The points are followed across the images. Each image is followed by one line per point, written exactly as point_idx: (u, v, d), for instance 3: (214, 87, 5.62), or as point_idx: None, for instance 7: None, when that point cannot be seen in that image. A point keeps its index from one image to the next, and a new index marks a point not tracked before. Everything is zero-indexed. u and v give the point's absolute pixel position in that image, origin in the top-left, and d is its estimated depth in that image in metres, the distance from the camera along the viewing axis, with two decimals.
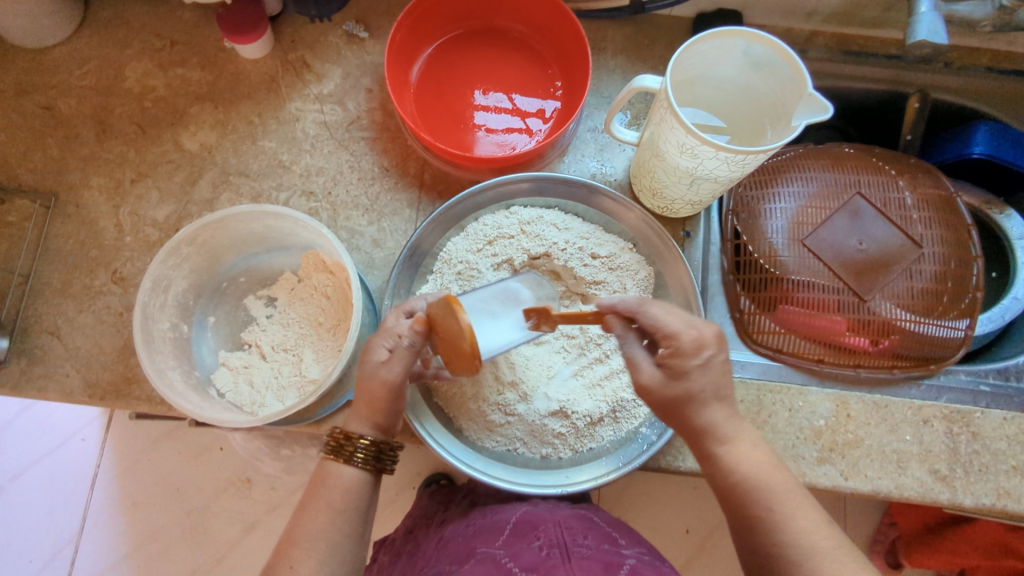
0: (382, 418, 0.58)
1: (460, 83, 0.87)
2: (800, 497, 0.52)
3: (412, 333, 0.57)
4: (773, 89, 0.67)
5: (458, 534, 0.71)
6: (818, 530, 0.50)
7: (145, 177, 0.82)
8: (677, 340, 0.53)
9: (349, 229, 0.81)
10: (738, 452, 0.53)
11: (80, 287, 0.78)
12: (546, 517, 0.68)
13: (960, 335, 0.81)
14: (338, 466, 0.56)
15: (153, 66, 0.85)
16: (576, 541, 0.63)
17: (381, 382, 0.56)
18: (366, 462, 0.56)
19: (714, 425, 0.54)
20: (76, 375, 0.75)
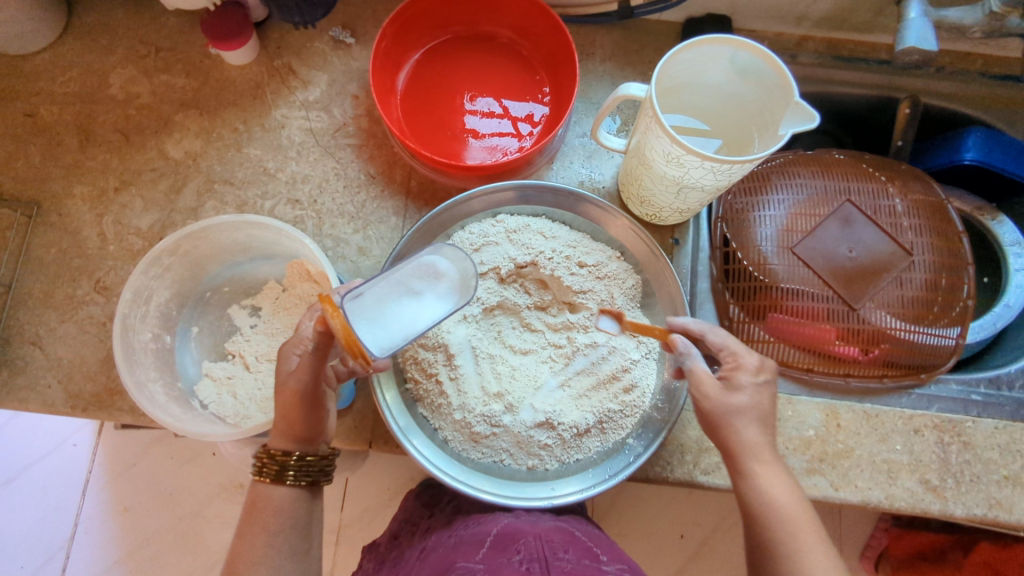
0: (303, 428, 0.58)
1: (447, 89, 0.86)
2: (816, 536, 0.50)
3: (315, 338, 0.56)
4: (760, 97, 0.66)
5: (440, 545, 0.70)
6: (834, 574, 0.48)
7: (129, 186, 0.81)
8: (739, 358, 0.58)
9: (335, 237, 0.80)
10: (767, 479, 0.53)
11: (63, 297, 0.77)
12: (526, 530, 0.67)
13: (951, 343, 0.80)
14: (267, 487, 0.57)
15: (137, 73, 0.84)
16: (557, 556, 0.62)
17: (289, 393, 0.57)
18: (295, 477, 0.57)
19: (752, 446, 0.54)
20: (58, 386, 0.74)
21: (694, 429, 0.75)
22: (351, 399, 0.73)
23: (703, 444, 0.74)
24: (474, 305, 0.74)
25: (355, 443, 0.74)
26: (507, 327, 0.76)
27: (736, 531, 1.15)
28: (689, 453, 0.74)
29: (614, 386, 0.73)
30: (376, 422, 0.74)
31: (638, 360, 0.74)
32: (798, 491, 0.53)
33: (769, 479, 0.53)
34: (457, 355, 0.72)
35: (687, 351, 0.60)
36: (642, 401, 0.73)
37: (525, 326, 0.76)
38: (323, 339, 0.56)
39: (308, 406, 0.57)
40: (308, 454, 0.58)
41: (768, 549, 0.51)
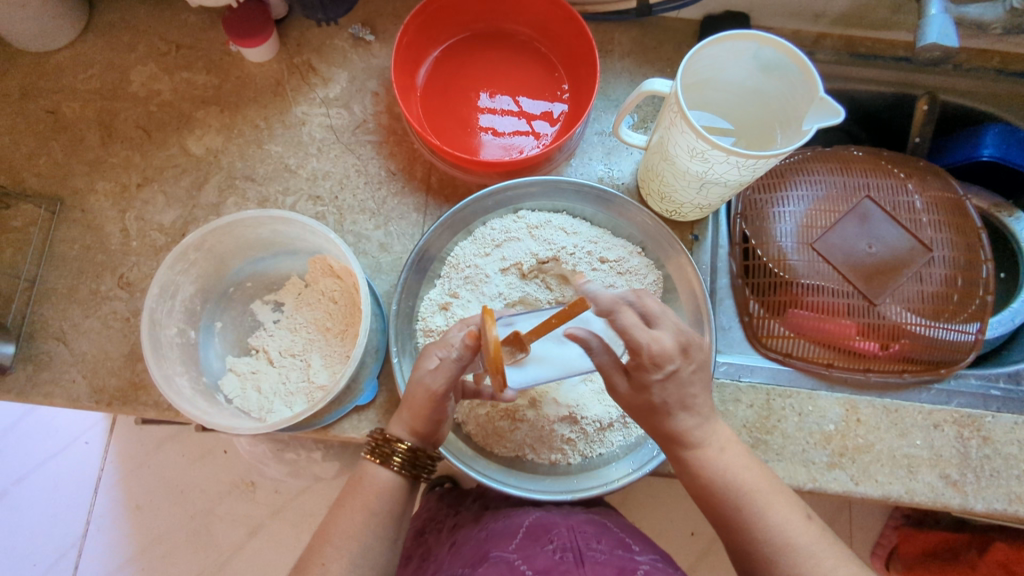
0: (423, 425, 0.59)
1: (466, 86, 0.86)
2: (773, 493, 0.56)
3: (461, 349, 0.56)
4: (783, 93, 0.67)
5: (471, 538, 0.71)
6: (795, 524, 0.54)
7: (151, 182, 0.81)
8: (639, 356, 0.54)
9: (356, 233, 0.81)
10: (707, 458, 0.57)
11: (86, 293, 0.78)
12: (558, 522, 0.68)
13: (970, 339, 0.81)
14: (375, 468, 0.58)
15: (159, 70, 0.85)
16: (590, 546, 0.63)
17: (423, 388, 0.57)
18: (403, 465, 0.58)
19: (679, 436, 0.57)
20: (83, 381, 0.75)
21: None
22: (374, 393, 0.74)
23: None
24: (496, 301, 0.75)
25: None
26: None
27: None
28: None
29: None
30: None
31: None
32: (745, 457, 0.58)
33: (711, 455, 0.57)
34: None
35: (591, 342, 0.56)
36: None
37: None
38: (469, 353, 0.56)
39: (436, 406, 0.58)
40: (421, 448, 0.59)
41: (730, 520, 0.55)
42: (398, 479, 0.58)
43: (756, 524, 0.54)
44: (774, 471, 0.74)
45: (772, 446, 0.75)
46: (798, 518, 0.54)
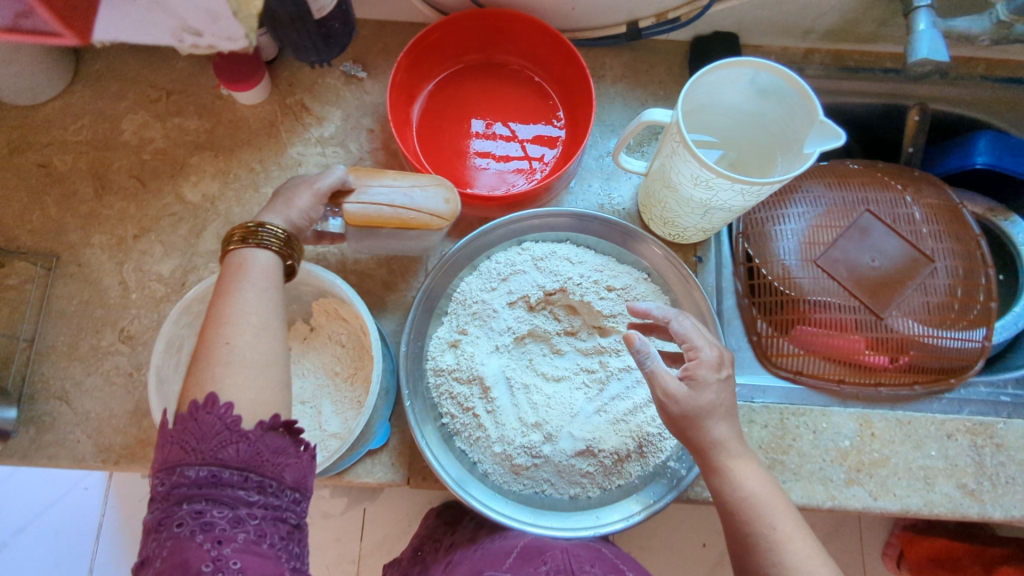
0: (298, 221, 0.61)
1: (462, 118, 0.86)
2: (786, 513, 0.55)
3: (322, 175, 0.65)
4: (781, 116, 0.67)
5: (467, 557, 0.72)
6: (814, 553, 0.53)
7: (148, 233, 0.80)
8: (700, 354, 0.58)
9: (359, 273, 0.79)
10: (739, 473, 0.56)
11: (87, 349, 0.76)
12: (554, 544, 0.68)
13: (977, 346, 0.81)
14: (249, 251, 0.56)
15: (150, 117, 0.84)
16: (582, 569, 0.64)
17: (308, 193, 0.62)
18: (282, 248, 0.58)
19: (724, 444, 0.56)
20: (88, 441, 0.73)
21: None
22: (386, 436, 0.73)
23: None
24: (504, 335, 0.74)
25: (393, 481, 0.73)
26: (538, 354, 0.75)
27: None
28: None
29: (652, 409, 0.72)
30: (413, 458, 0.73)
31: None
32: (763, 475, 0.57)
33: (744, 471, 0.56)
34: (492, 388, 0.72)
35: (647, 350, 0.57)
36: None
37: (556, 351, 0.75)
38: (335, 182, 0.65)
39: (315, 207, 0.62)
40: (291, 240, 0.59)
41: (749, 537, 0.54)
42: (277, 262, 0.57)
43: (780, 546, 0.53)
44: (792, 490, 0.74)
45: (789, 465, 0.75)
46: (812, 544, 0.53)
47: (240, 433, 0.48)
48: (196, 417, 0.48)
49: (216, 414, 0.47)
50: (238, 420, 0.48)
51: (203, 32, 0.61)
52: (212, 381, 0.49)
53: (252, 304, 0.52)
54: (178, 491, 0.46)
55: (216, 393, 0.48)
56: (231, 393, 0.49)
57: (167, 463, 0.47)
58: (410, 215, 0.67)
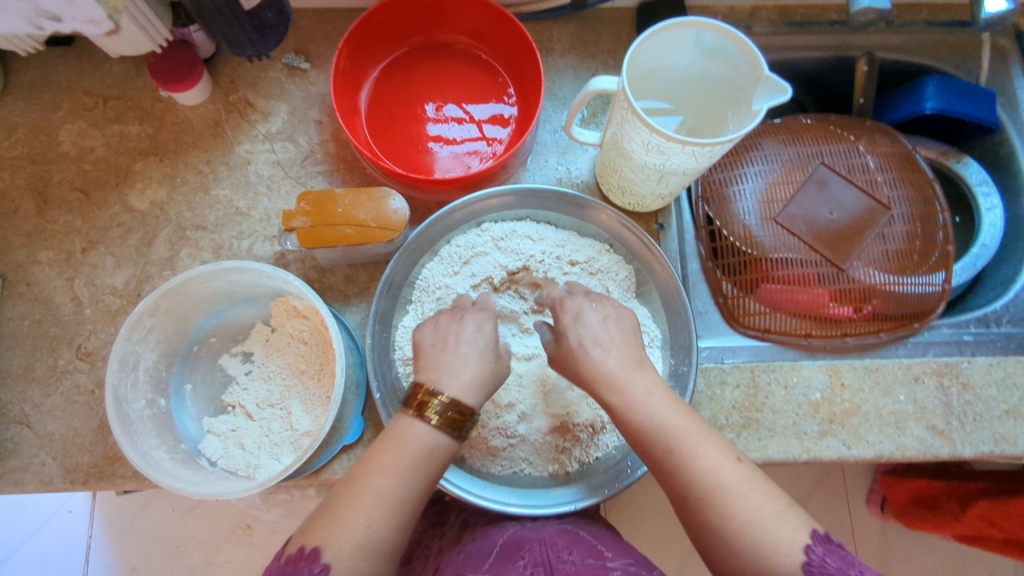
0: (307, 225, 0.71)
1: (411, 103, 0.84)
2: (702, 434, 0.53)
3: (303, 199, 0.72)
4: (729, 76, 0.66)
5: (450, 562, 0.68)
6: (726, 466, 0.51)
7: (97, 245, 0.78)
8: (562, 303, 0.61)
9: (319, 268, 0.78)
10: (629, 398, 0.54)
11: (44, 370, 0.74)
12: (533, 537, 0.66)
13: (937, 290, 0.82)
14: (411, 424, 0.54)
15: (88, 126, 0.81)
16: (561, 558, 0.61)
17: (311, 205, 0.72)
18: (446, 427, 0.54)
19: (603, 376, 0.55)
20: (54, 463, 0.71)
21: (704, 409, 0.76)
22: (360, 431, 0.72)
23: (716, 423, 0.75)
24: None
25: None
26: (507, 335, 0.75)
27: None
28: None
29: None
30: None
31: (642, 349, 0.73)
32: (673, 400, 0.55)
33: (642, 394, 0.54)
34: None
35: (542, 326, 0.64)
36: None
37: (524, 330, 0.75)
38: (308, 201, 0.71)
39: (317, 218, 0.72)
40: (457, 407, 0.54)
41: (663, 461, 0.53)
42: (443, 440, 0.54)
43: (685, 464, 0.52)
44: (769, 447, 0.75)
45: (763, 422, 0.75)
46: (729, 460, 0.52)
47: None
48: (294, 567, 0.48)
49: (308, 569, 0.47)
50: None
51: (60, 17, 0.65)
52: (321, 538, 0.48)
53: (391, 488, 0.51)
54: None
55: None
56: (334, 554, 0.47)
57: None
58: (359, 231, 0.70)
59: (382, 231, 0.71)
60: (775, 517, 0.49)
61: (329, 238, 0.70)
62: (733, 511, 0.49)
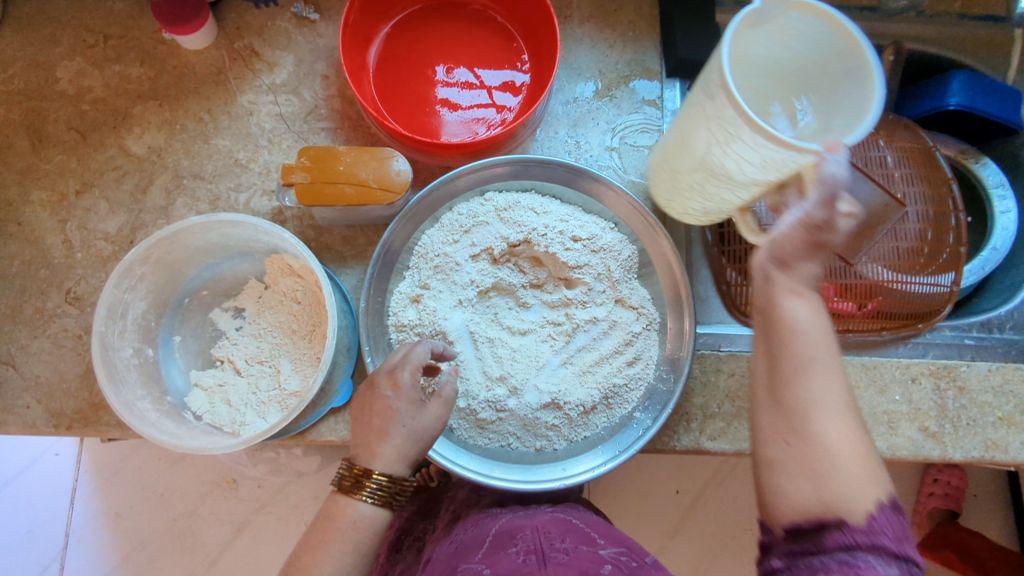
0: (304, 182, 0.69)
1: (422, 63, 0.82)
2: (850, 418, 0.45)
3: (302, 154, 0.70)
4: (837, 80, 0.56)
5: (439, 552, 0.68)
6: (855, 457, 0.44)
7: (91, 188, 0.76)
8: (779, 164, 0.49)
9: (317, 228, 0.76)
10: (795, 301, 0.46)
11: (32, 312, 0.73)
12: (524, 525, 0.67)
13: (944, 291, 0.80)
14: (348, 501, 0.55)
15: (86, 64, 0.78)
16: (554, 546, 0.62)
17: (308, 163, 0.69)
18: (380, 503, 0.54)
19: (788, 264, 0.47)
20: (38, 406, 0.71)
21: (697, 396, 0.75)
22: (350, 393, 0.72)
23: (708, 411, 0.75)
24: (465, 286, 0.72)
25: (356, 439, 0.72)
26: (504, 308, 0.74)
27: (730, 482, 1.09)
28: (695, 421, 0.75)
29: (618, 360, 0.71)
30: None
31: (639, 332, 0.72)
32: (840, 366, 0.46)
33: (803, 304, 0.47)
34: (456, 342, 0.70)
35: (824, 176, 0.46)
36: (646, 372, 0.72)
37: (521, 305, 0.74)
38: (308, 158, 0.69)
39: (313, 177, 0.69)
40: (394, 482, 0.55)
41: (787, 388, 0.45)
42: (381, 509, 0.55)
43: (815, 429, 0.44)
44: None
45: None
46: (863, 454, 0.44)
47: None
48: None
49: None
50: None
51: None
52: None
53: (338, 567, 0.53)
54: None
55: None
56: None
57: None
58: (359, 192, 0.69)
59: (381, 194, 0.69)
60: (868, 485, 0.44)
61: (327, 196, 0.68)
62: (829, 445, 0.44)
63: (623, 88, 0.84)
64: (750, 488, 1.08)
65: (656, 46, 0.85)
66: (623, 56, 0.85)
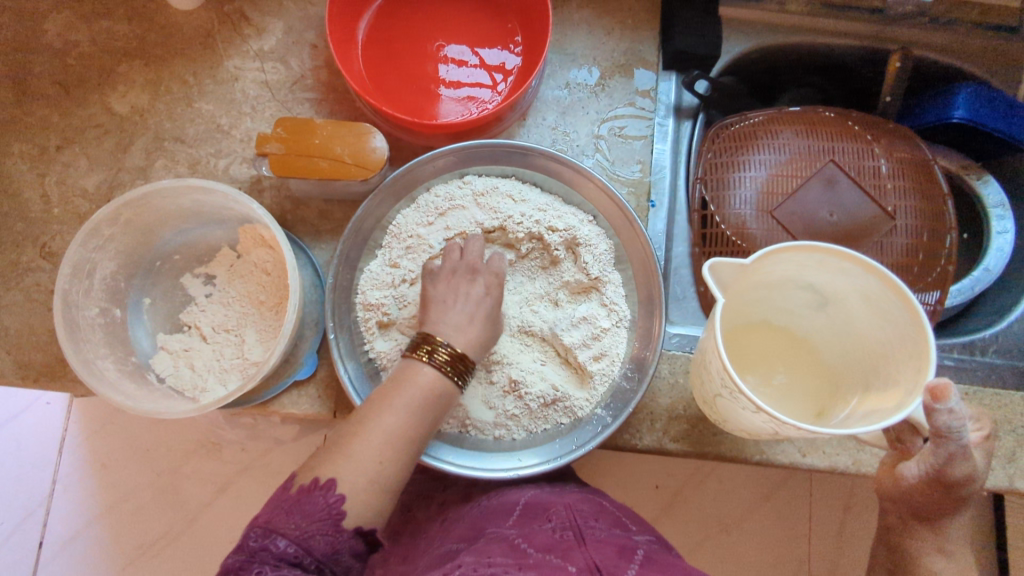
0: (279, 152, 0.68)
1: (413, 39, 0.80)
2: None
3: (278, 124, 0.69)
4: (886, 339, 0.58)
5: (465, 515, 0.70)
6: None
7: (72, 144, 0.76)
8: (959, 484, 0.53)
9: (295, 199, 0.76)
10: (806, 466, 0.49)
11: (7, 264, 0.73)
12: (555, 501, 0.67)
13: (929, 308, 0.78)
14: (416, 366, 0.58)
15: (74, 19, 0.78)
16: (588, 523, 0.62)
17: (284, 133, 0.68)
18: (451, 371, 0.58)
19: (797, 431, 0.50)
20: (7, 357, 0.71)
21: (664, 397, 0.75)
22: (314, 367, 0.72)
23: (673, 412, 0.74)
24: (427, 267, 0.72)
25: (319, 414, 0.72)
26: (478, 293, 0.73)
27: (708, 483, 1.07)
28: (660, 421, 0.74)
29: (584, 354, 0.70)
30: (341, 392, 0.72)
31: (608, 328, 0.71)
32: None
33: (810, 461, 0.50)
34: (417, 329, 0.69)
35: (957, 412, 0.48)
36: (612, 369, 0.71)
37: None
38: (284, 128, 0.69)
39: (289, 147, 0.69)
40: (459, 355, 0.59)
41: None
42: (441, 379, 0.57)
43: None
44: (724, 443, 0.74)
45: None
46: None
47: (339, 528, 0.51)
48: (307, 496, 0.51)
49: (321, 495, 0.51)
50: (342, 515, 0.51)
51: None
52: (337, 470, 0.52)
53: (393, 426, 0.54)
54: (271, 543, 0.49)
55: (334, 479, 0.52)
56: (350, 485, 0.52)
57: (265, 523, 0.50)
58: (333, 167, 0.68)
59: (356, 170, 0.68)
60: None
61: (300, 168, 0.68)
62: None
63: (617, 78, 0.82)
64: (727, 492, 1.07)
65: (655, 36, 0.83)
66: (620, 44, 0.82)
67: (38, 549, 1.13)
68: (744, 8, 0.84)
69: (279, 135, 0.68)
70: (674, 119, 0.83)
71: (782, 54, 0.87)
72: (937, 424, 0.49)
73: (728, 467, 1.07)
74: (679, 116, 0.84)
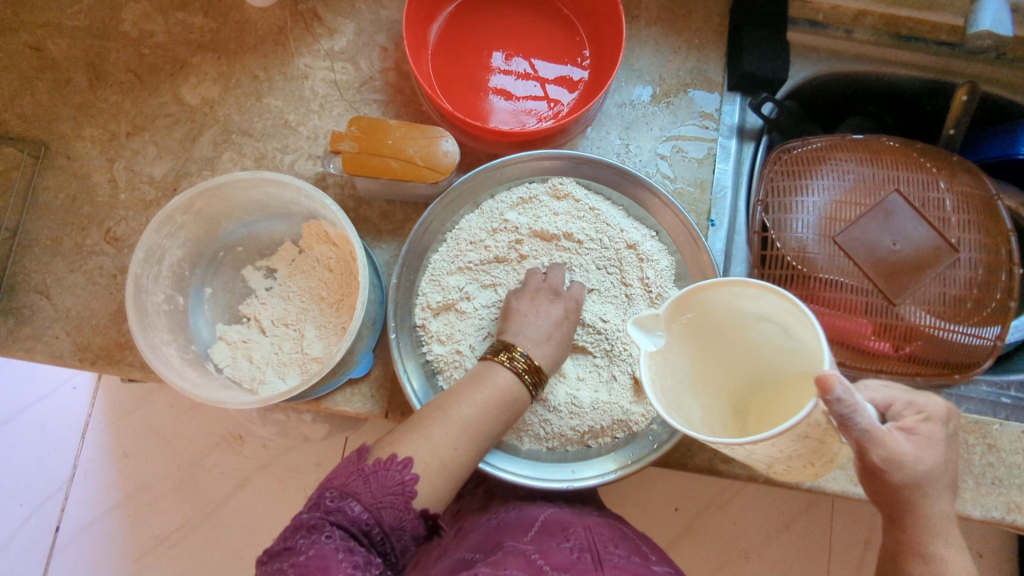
0: (351, 150, 0.68)
1: (482, 47, 0.81)
2: None
3: (352, 121, 0.70)
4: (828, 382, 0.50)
5: (480, 526, 0.69)
6: None
7: (141, 131, 0.77)
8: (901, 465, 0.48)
9: (357, 198, 0.76)
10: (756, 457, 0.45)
11: (71, 246, 0.74)
12: (574, 521, 0.66)
13: (987, 344, 0.77)
14: (497, 369, 0.60)
15: (152, 9, 0.79)
16: (608, 549, 0.61)
17: (357, 132, 0.69)
18: (529, 381, 0.60)
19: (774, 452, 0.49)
20: (66, 338, 0.72)
21: None
22: (368, 367, 0.72)
23: None
24: (492, 262, 0.72)
25: (370, 414, 0.72)
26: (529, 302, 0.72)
27: (731, 508, 1.06)
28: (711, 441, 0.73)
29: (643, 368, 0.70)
30: (393, 392, 0.72)
31: None
32: None
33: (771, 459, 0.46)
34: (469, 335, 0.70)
35: (849, 399, 0.41)
36: None
37: None
38: (358, 125, 0.69)
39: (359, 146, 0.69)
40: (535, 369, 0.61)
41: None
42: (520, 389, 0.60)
43: None
44: None
45: None
46: None
47: (408, 506, 0.52)
48: (382, 471, 0.53)
49: (398, 471, 0.52)
50: (412, 494, 0.53)
51: None
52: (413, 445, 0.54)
53: (471, 418, 0.56)
54: (335, 515, 0.50)
55: (410, 458, 0.53)
56: (423, 467, 0.53)
57: (341, 486, 0.51)
58: (404, 167, 0.68)
59: (426, 172, 0.68)
60: None
61: (372, 168, 0.68)
62: None
63: (681, 97, 0.82)
64: (752, 518, 1.06)
65: (722, 57, 0.83)
66: (685, 63, 0.83)
67: (56, 533, 1.12)
68: (811, 34, 0.85)
69: (353, 132, 0.69)
70: (736, 140, 0.83)
71: (846, 82, 0.87)
72: (835, 413, 0.42)
73: (756, 493, 1.06)
74: (741, 137, 0.84)
